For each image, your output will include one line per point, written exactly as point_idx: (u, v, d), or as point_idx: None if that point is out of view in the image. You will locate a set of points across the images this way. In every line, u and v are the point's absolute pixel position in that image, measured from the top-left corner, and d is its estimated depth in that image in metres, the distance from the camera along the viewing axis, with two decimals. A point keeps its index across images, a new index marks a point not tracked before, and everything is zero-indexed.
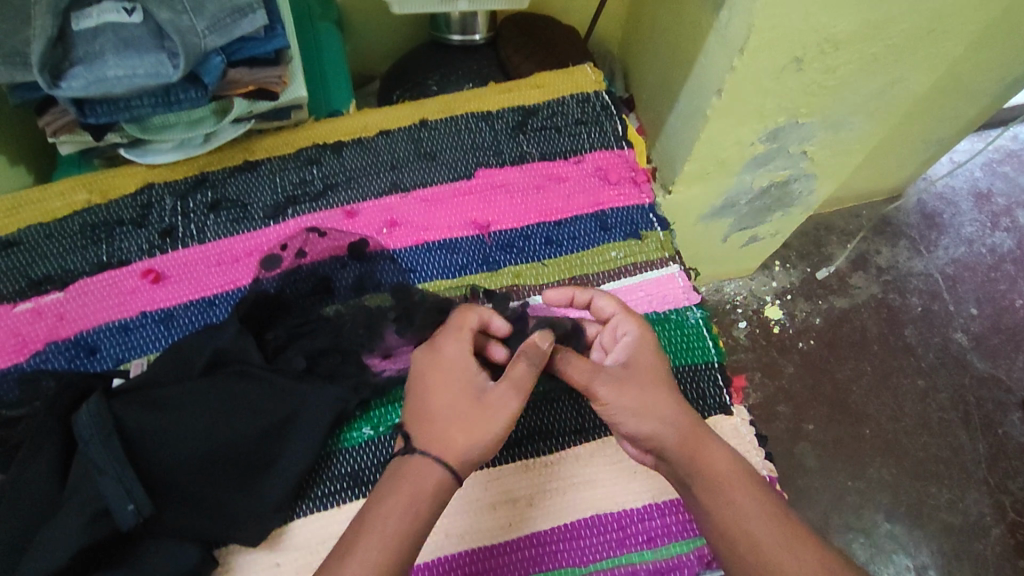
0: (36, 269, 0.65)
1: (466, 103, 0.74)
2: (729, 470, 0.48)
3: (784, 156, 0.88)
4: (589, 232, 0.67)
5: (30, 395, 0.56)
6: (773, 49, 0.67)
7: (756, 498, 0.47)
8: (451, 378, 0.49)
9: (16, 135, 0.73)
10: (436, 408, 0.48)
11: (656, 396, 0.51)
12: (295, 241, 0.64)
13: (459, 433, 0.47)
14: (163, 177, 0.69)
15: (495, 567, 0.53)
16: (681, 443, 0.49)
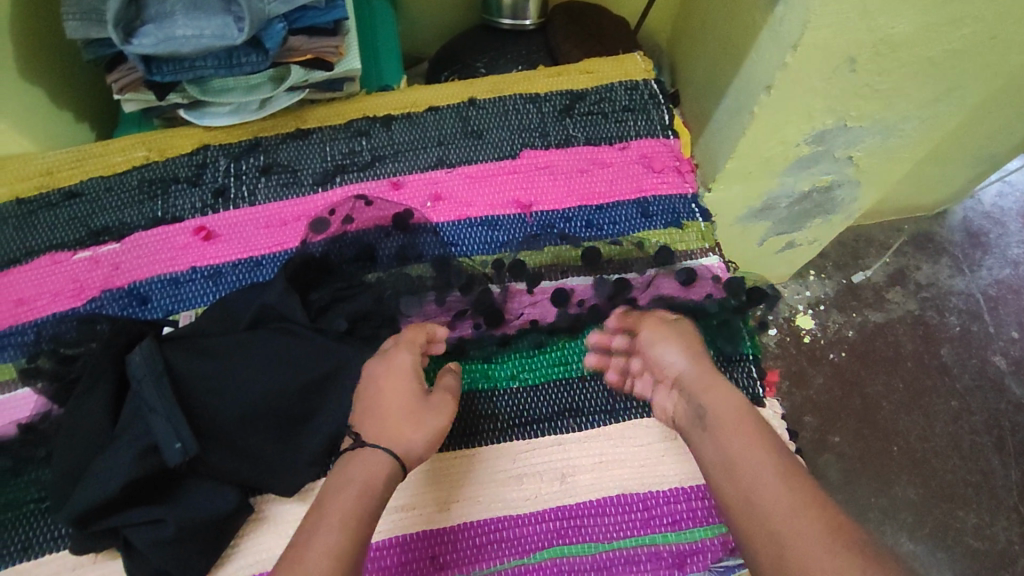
0: (94, 220, 0.68)
1: (514, 84, 0.74)
2: (734, 410, 0.49)
3: (829, 160, 0.86)
4: (630, 218, 0.67)
5: (85, 336, 0.59)
6: (827, 48, 0.66)
7: (754, 432, 0.47)
8: (396, 380, 0.51)
9: (83, 92, 0.76)
10: (372, 408, 0.50)
11: (701, 349, 0.55)
12: (343, 207, 0.65)
13: (406, 427, 0.49)
14: (219, 139, 0.71)
15: (519, 536, 0.53)
16: (695, 376, 0.52)
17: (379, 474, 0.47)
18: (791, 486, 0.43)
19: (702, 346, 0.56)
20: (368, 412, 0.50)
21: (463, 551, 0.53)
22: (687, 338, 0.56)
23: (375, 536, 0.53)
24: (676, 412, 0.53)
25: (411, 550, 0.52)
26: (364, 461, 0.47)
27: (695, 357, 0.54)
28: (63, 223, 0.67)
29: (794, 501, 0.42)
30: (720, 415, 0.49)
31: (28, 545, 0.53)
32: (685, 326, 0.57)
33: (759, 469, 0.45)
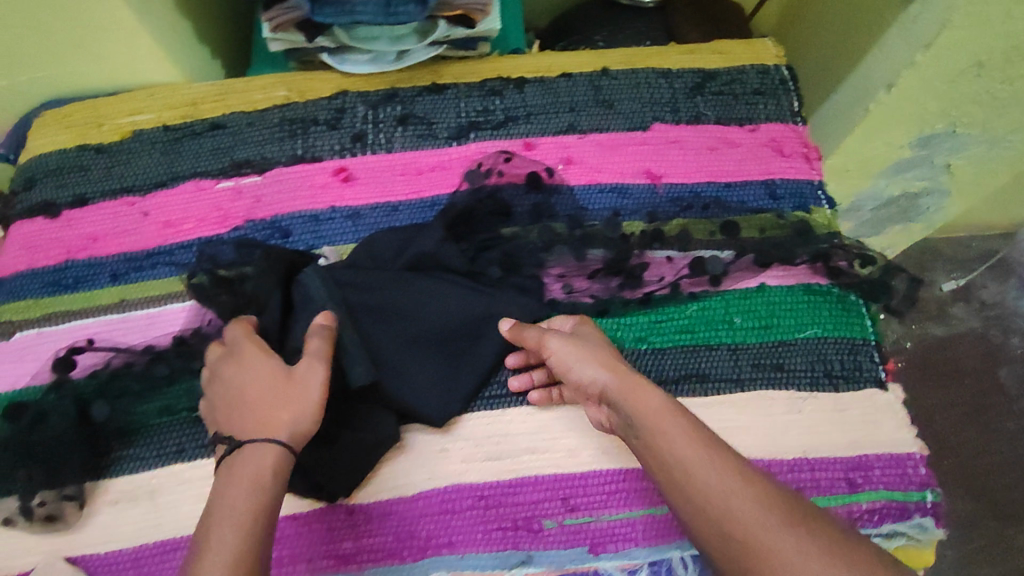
0: (237, 152, 0.70)
1: (647, 59, 0.75)
2: (655, 405, 0.49)
3: (926, 167, 0.87)
4: (757, 198, 0.69)
5: (243, 259, 0.63)
6: (959, 47, 0.67)
7: (687, 430, 0.48)
8: (245, 378, 0.52)
9: (223, 27, 0.78)
10: (240, 403, 0.50)
11: (606, 349, 0.55)
12: (490, 161, 0.68)
13: (280, 411, 0.49)
14: (357, 86, 0.73)
15: (646, 487, 0.58)
16: (618, 385, 0.51)
17: (252, 458, 0.47)
18: (730, 474, 0.45)
19: (614, 352, 0.55)
20: (229, 409, 0.51)
21: (593, 496, 0.58)
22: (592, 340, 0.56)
23: (506, 474, 0.58)
24: (612, 422, 0.53)
25: (544, 490, 0.58)
26: (238, 453, 0.47)
27: (611, 363, 0.53)
28: (206, 153, 0.70)
29: (732, 489, 0.44)
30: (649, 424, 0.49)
31: (183, 447, 0.59)
32: (587, 337, 0.56)
33: (698, 462, 0.46)
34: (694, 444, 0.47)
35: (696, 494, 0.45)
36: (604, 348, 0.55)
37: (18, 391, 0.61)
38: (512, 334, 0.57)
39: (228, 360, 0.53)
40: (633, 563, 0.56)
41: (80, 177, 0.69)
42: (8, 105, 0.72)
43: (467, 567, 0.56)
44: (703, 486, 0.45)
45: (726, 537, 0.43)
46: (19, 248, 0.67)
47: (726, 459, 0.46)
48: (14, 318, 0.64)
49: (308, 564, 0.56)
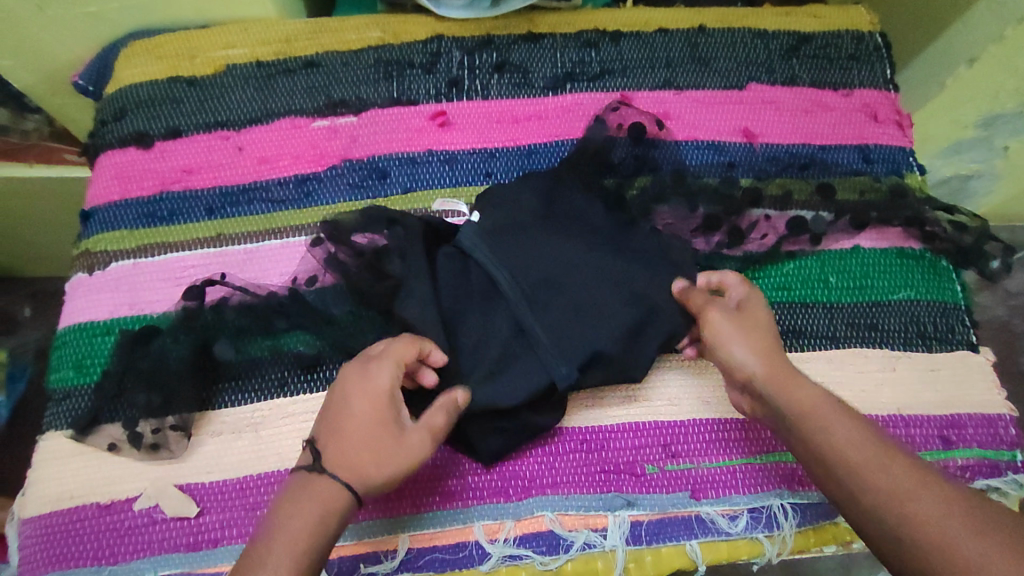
0: (332, 91, 0.69)
1: (742, 19, 0.75)
2: (817, 403, 0.49)
3: (985, 148, 0.88)
4: (852, 161, 0.69)
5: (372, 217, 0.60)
6: None
7: (850, 425, 0.48)
8: (364, 403, 0.50)
9: None
10: (349, 432, 0.49)
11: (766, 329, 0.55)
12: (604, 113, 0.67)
13: (371, 463, 0.48)
14: (452, 31, 0.72)
15: (745, 438, 0.59)
16: (771, 376, 0.51)
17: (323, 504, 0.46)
18: (901, 472, 0.44)
19: (772, 342, 0.54)
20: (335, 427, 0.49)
21: (693, 444, 0.59)
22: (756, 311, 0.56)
23: (607, 420, 0.59)
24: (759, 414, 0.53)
25: (645, 435, 0.59)
26: (318, 486, 0.47)
27: (769, 340, 0.54)
28: (300, 91, 0.69)
29: (901, 487, 0.44)
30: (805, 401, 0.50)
31: (285, 382, 0.59)
32: (753, 315, 0.56)
33: (851, 439, 0.47)
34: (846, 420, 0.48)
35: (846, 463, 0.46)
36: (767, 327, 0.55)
37: (119, 319, 0.61)
38: (682, 295, 0.58)
39: (360, 376, 0.51)
40: (733, 509, 0.57)
41: (172, 109, 0.68)
42: (95, 32, 0.71)
43: (571, 507, 0.57)
44: (852, 457, 0.46)
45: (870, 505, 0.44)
46: (110, 178, 0.66)
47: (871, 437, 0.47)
48: (109, 248, 0.63)
49: (415, 500, 0.57)
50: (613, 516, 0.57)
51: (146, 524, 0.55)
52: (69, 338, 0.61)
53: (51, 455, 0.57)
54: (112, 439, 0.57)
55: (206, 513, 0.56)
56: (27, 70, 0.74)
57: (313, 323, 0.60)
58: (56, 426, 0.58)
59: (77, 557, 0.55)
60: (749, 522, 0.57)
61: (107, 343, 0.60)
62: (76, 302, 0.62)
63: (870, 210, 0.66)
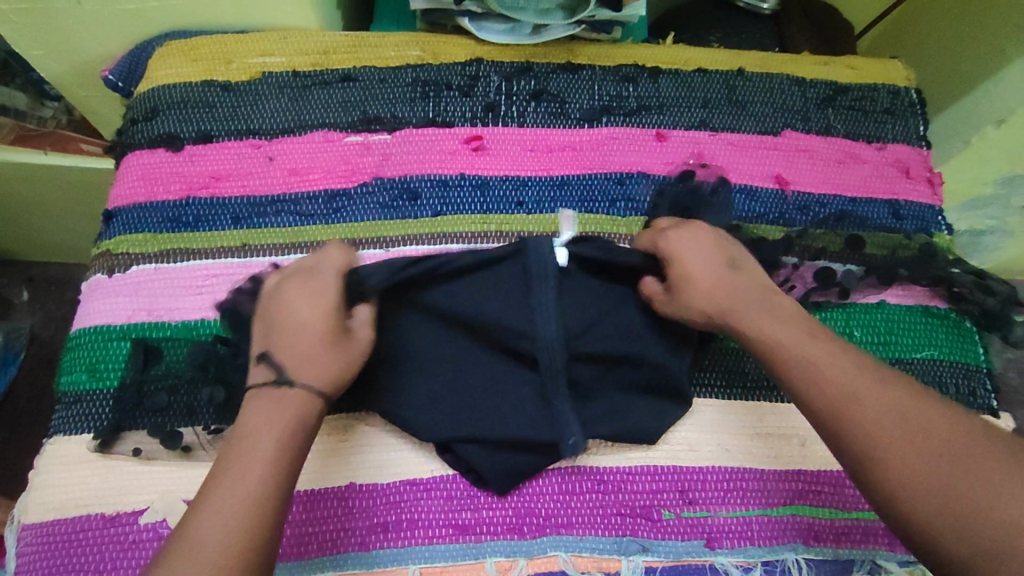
0: (368, 107, 0.69)
1: (781, 65, 0.75)
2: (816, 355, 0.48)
3: (1004, 207, 0.90)
4: (881, 215, 0.69)
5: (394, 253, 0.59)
6: None
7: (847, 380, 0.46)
8: (311, 307, 0.50)
9: None
10: (300, 341, 0.49)
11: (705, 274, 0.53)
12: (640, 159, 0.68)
13: (319, 364, 0.48)
14: (492, 55, 0.72)
15: (763, 489, 0.58)
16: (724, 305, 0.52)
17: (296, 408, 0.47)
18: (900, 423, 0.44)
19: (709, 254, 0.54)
20: (281, 326, 0.50)
21: (710, 492, 0.57)
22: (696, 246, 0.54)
23: (627, 461, 0.58)
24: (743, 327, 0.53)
25: (663, 480, 0.57)
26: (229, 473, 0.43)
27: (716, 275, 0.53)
28: (335, 105, 0.68)
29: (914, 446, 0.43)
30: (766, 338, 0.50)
31: None
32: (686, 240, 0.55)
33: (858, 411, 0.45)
34: (879, 384, 0.46)
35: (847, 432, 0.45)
36: (707, 262, 0.53)
37: (137, 324, 0.59)
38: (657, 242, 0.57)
39: (306, 280, 0.52)
40: (748, 561, 0.56)
41: (205, 113, 0.67)
42: (132, 30, 0.70)
43: (585, 549, 0.55)
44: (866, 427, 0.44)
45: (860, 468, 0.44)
46: (135, 179, 0.65)
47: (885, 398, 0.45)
48: (131, 249, 0.62)
49: (426, 531, 0.55)
50: (627, 560, 0.55)
51: (152, 540, 0.53)
52: (83, 341, 0.59)
53: (57, 461, 0.55)
54: (138, 447, 0.55)
55: None
56: (57, 60, 0.73)
57: None
58: (63, 431, 0.56)
59: (76, 569, 0.52)
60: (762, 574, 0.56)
61: (123, 348, 0.58)
62: (94, 303, 0.60)
63: (900, 268, 0.66)
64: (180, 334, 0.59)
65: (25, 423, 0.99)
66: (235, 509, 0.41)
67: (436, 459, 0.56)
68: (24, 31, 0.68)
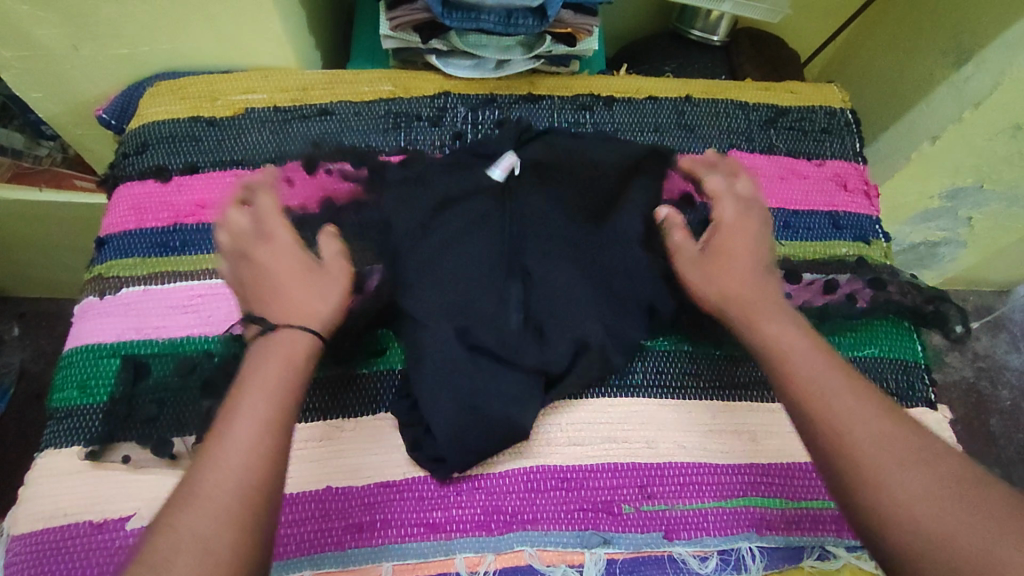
0: (344, 138, 0.74)
1: (726, 92, 0.82)
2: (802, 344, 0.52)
3: (949, 218, 0.96)
4: (823, 227, 0.75)
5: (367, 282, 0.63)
6: (1005, 110, 0.76)
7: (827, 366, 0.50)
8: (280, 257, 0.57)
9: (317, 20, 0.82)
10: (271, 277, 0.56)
11: (743, 258, 0.59)
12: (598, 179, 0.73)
13: (296, 292, 0.55)
14: (458, 89, 0.78)
15: (717, 482, 0.62)
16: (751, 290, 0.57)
17: (285, 345, 0.52)
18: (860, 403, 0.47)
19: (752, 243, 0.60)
20: (257, 275, 0.57)
21: (668, 486, 0.61)
22: (748, 231, 0.60)
23: (587, 460, 0.61)
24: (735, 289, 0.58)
25: (624, 477, 0.61)
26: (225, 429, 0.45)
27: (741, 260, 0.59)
28: (314, 136, 0.74)
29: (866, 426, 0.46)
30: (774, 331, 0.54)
31: None
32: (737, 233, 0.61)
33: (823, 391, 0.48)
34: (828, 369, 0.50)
35: (834, 425, 0.46)
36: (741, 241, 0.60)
37: (127, 342, 0.63)
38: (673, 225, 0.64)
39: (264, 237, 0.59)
40: (704, 550, 0.59)
41: (192, 146, 0.73)
42: (125, 73, 0.76)
43: (550, 543, 0.58)
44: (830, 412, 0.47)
45: (836, 461, 0.45)
46: (126, 209, 0.69)
47: (871, 405, 0.47)
48: (121, 273, 0.66)
49: (400, 530, 0.58)
50: (590, 553, 0.58)
51: None
52: (75, 359, 0.63)
53: (49, 472, 0.58)
54: (127, 456, 0.59)
55: None
56: (55, 102, 0.78)
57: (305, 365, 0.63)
58: (55, 443, 0.59)
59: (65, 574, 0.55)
60: (718, 564, 0.59)
61: (113, 364, 0.62)
62: (86, 324, 0.64)
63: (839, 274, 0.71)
64: (168, 349, 0.63)
65: (15, 454, 1.01)
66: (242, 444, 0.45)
67: (409, 462, 0.60)
68: (24, 76, 0.74)
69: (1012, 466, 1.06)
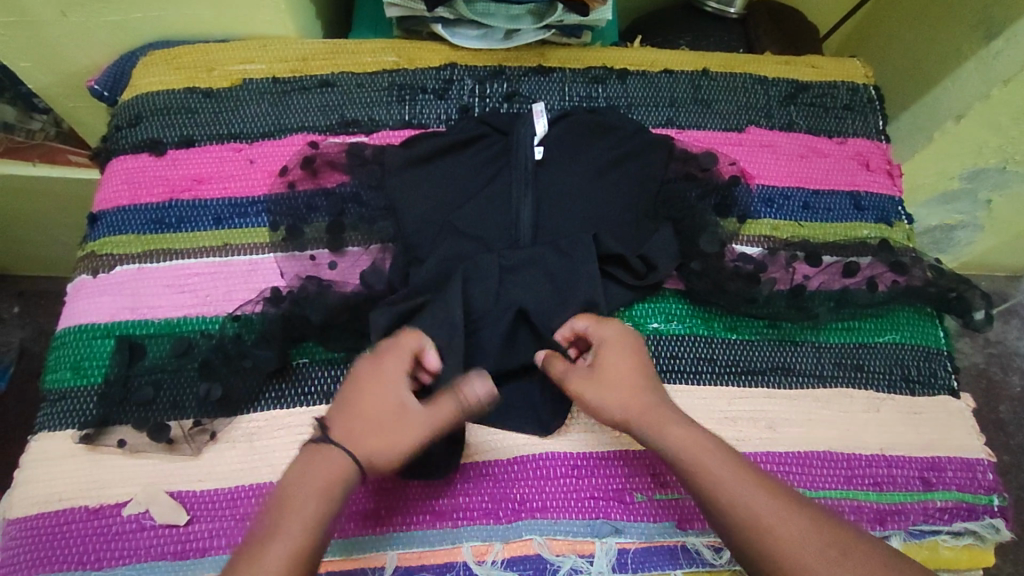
0: (345, 111, 0.71)
1: (744, 66, 0.78)
2: (693, 441, 0.50)
3: (969, 200, 0.93)
4: (843, 207, 0.72)
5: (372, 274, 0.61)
6: None
7: (723, 458, 0.49)
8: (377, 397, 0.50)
9: None
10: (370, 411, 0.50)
11: (632, 368, 0.54)
12: None
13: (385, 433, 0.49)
14: (465, 60, 0.74)
15: None
16: (643, 419, 0.52)
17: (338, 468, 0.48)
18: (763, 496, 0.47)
19: (638, 374, 0.54)
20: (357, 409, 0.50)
21: None
22: (619, 349, 0.55)
23: (599, 446, 0.59)
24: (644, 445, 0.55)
25: (636, 464, 0.59)
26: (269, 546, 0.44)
27: (628, 386, 0.53)
28: (314, 109, 0.71)
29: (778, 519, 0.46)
30: (667, 442, 0.51)
31: (282, 398, 0.59)
32: (612, 355, 0.55)
33: (730, 494, 0.48)
34: (724, 462, 0.49)
35: (761, 538, 0.46)
36: (630, 361, 0.55)
37: (121, 322, 0.61)
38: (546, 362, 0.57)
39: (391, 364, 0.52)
40: (718, 540, 0.57)
41: (187, 119, 0.70)
42: (117, 40, 0.73)
43: (559, 532, 0.56)
44: (745, 511, 0.47)
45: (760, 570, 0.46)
46: (120, 183, 0.67)
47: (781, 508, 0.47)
48: (115, 251, 0.64)
49: (405, 517, 0.56)
50: (601, 542, 0.56)
51: (134, 530, 0.54)
52: (68, 340, 0.60)
53: (43, 456, 0.56)
54: (122, 440, 0.57)
55: (196, 521, 0.55)
56: (45, 72, 0.75)
57: (306, 346, 0.61)
58: (48, 427, 0.57)
59: (62, 561, 0.53)
60: (733, 554, 0.57)
61: (107, 346, 0.60)
62: (79, 303, 0.62)
63: (860, 256, 0.69)
64: (163, 331, 0.61)
65: (15, 434, 1.00)
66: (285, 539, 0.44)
67: None
68: (11, 45, 0.70)
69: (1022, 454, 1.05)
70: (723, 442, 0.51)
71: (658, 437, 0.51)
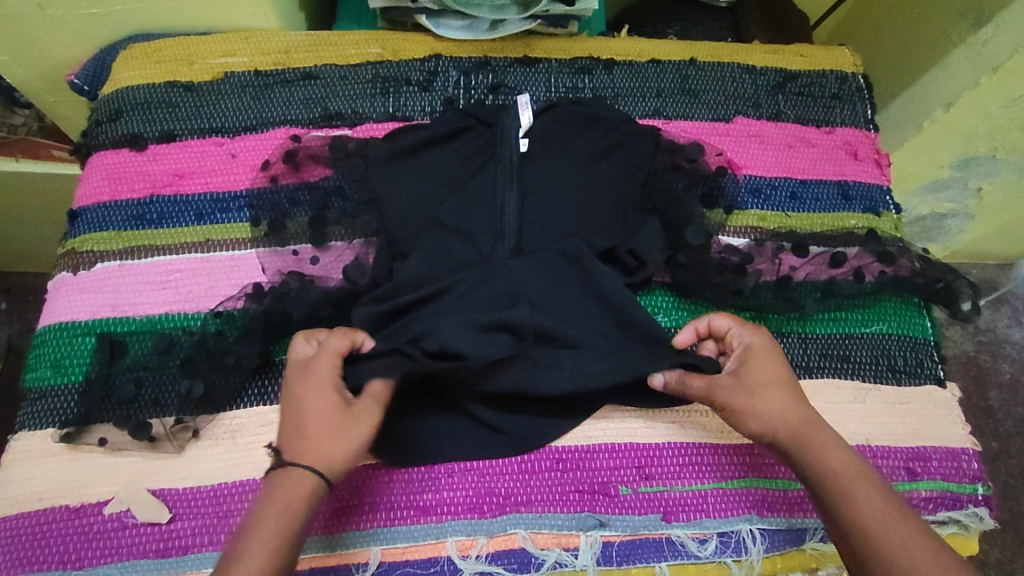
0: (328, 104, 0.70)
1: (732, 55, 0.78)
2: (846, 466, 0.50)
3: (959, 188, 0.92)
4: (831, 197, 0.72)
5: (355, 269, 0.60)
6: None
7: (876, 491, 0.49)
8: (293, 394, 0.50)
9: None
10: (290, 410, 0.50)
11: (781, 379, 0.54)
12: None
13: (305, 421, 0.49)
14: (449, 51, 0.73)
15: (717, 462, 0.60)
16: (794, 434, 0.52)
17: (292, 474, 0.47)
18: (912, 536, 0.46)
19: (787, 386, 0.54)
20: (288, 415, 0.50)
21: (666, 467, 0.59)
22: (767, 358, 0.55)
23: (584, 439, 0.59)
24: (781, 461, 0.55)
25: (621, 457, 0.59)
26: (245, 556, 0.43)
27: (781, 397, 0.53)
28: (297, 102, 0.70)
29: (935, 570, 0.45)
30: (812, 459, 0.51)
31: (265, 394, 0.59)
32: (756, 365, 0.55)
33: (880, 529, 0.47)
34: (872, 493, 0.49)
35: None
36: (777, 370, 0.55)
37: (103, 320, 0.60)
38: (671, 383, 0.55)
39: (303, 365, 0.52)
40: (703, 532, 0.57)
41: (168, 113, 0.69)
42: (96, 33, 0.72)
43: (544, 525, 0.56)
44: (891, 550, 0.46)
45: None
46: (100, 179, 0.66)
47: (936, 552, 0.46)
48: (95, 248, 0.63)
49: (389, 512, 0.56)
50: (586, 535, 0.56)
51: (117, 529, 0.54)
52: (49, 338, 0.60)
53: (25, 456, 0.56)
54: (104, 438, 0.56)
55: (179, 519, 0.54)
56: (24, 67, 0.74)
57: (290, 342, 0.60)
58: (29, 426, 0.57)
59: (43, 560, 0.53)
60: (718, 546, 0.57)
61: (88, 344, 0.60)
62: (59, 301, 0.61)
63: (847, 247, 0.68)
64: (145, 328, 0.60)
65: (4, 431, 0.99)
66: (262, 543, 0.44)
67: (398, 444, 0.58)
68: None
69: (1011, 441, 1.05)
70: (875, 475, 0.51)
71: (804, 454, 0.51)
